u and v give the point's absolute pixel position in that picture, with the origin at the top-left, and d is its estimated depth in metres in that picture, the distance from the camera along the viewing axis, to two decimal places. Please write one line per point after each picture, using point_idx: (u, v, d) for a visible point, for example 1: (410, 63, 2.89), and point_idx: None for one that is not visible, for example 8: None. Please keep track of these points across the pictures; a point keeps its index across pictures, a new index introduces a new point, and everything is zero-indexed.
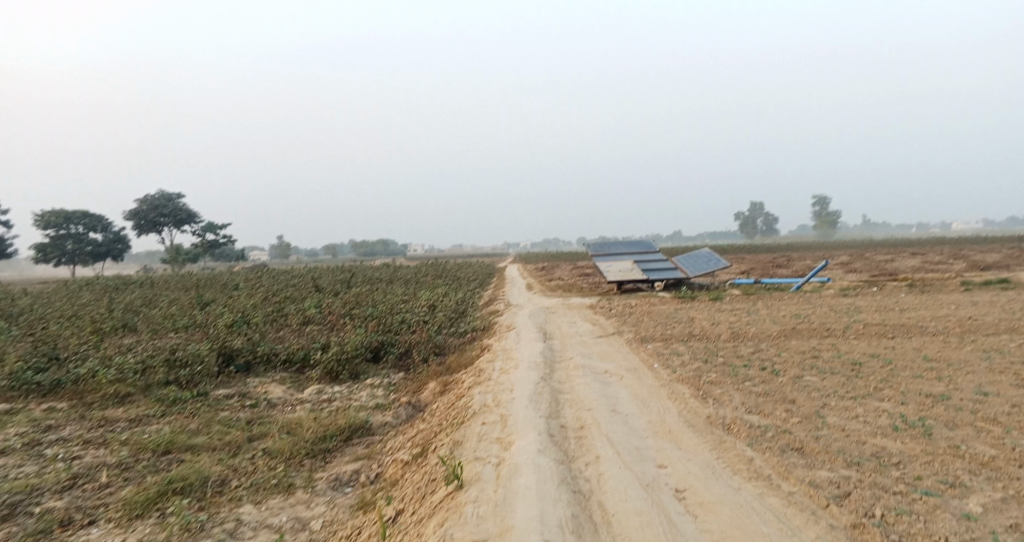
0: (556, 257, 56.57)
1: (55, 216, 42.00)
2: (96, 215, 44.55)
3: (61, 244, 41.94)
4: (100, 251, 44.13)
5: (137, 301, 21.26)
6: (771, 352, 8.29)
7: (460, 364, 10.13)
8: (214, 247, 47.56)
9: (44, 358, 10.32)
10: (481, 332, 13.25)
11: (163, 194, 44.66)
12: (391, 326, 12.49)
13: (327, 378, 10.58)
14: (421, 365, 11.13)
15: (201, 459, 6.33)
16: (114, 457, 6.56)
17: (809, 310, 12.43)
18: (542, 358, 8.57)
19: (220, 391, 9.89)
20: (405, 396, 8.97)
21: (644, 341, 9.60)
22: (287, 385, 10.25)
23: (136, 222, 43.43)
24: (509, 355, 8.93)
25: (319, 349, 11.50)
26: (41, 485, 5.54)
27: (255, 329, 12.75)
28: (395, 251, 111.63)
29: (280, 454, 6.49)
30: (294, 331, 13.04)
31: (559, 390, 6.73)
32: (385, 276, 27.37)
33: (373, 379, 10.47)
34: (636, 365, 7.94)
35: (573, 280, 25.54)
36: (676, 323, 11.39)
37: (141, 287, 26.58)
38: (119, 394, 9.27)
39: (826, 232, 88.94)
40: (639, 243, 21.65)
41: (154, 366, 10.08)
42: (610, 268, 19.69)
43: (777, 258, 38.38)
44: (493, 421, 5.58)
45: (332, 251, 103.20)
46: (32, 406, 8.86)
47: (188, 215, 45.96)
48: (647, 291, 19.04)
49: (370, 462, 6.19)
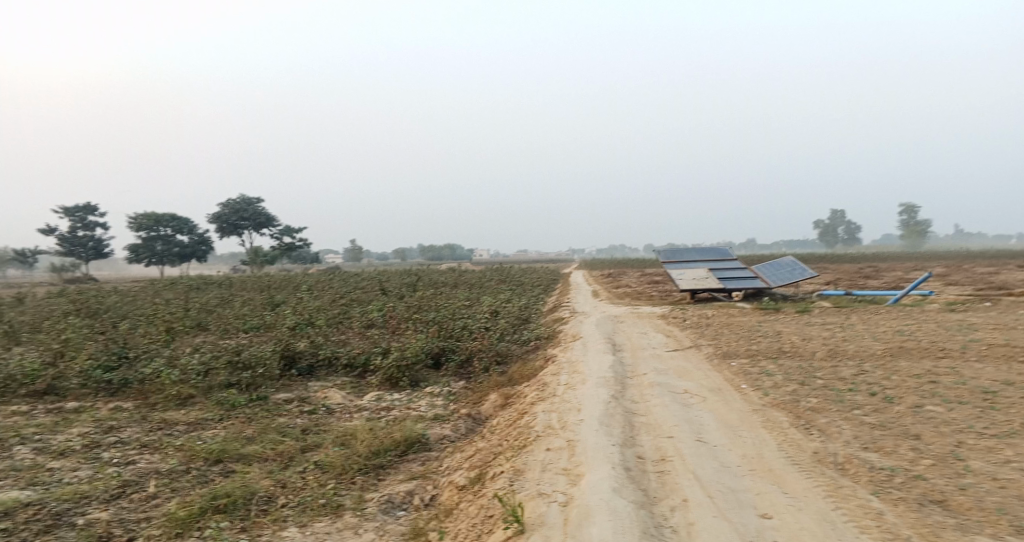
0: (624, 264, 55.48)
1: (147, 219, 44.54)
2: (184, 217, 46.92)
3: (152, 244, 44.39)
4: (187, 252, 46.43)
5: (212, 301, 21.88)
6: (878, 375, 7.25)
7: (523, 375, 9.54)
8: (290, 250, 49.23)
9: (114, 356, 10.45)
10: (545, 341, 12.59)
11: (244, 198, 46.56)
12: (453, 332, 12.06)
13: (386, 384, 10.23)
14: (483, 374, 10.61)
15: (251, 471, 6.02)
16: (167, 464, 6.34)
17: (913, 327, 11.09)
18: (612, 373, 7.85)
19: (280, 395, 9.71)
20: (464, 409, 8.46)
21: (726, 358, 8.70)
22: (346, 391, 9.98)
23: (219, 225, 45.48)
24: (576, 369, 8.26)
25: (379, 354, 11.19)
26: (89, 493, 5.27)
27: (318, 331, 12.63)
28: (461, 255, 112.70)
29: (331, 469, 6.09)
30: (357, 334, 12.83)
31: (634, 412, 6.02)
32: (449, 280, 27.21)
33: (433, 387, 10.04)
34: (720, 385, 7.11)
35: (642, 287, 24.51)
36: (760, 338, 10.38)
37: (219, 288, 27.52)
38: (182, 395, 9.20)
39: (915, 243, 83.07)
40: (715, 250, 20.44)
41: (217, 368, 10.04)
42: (683, 276, 18.64)
43: (861, 269, 35.87)
44: (560, 447, 4.95)
45: (400, 255, 105.23)
46: (99, 405, 8.89)
47: (266, 218, 47.68)
48: (724, 301, 17.87)
49: (425, 482, 5.68)
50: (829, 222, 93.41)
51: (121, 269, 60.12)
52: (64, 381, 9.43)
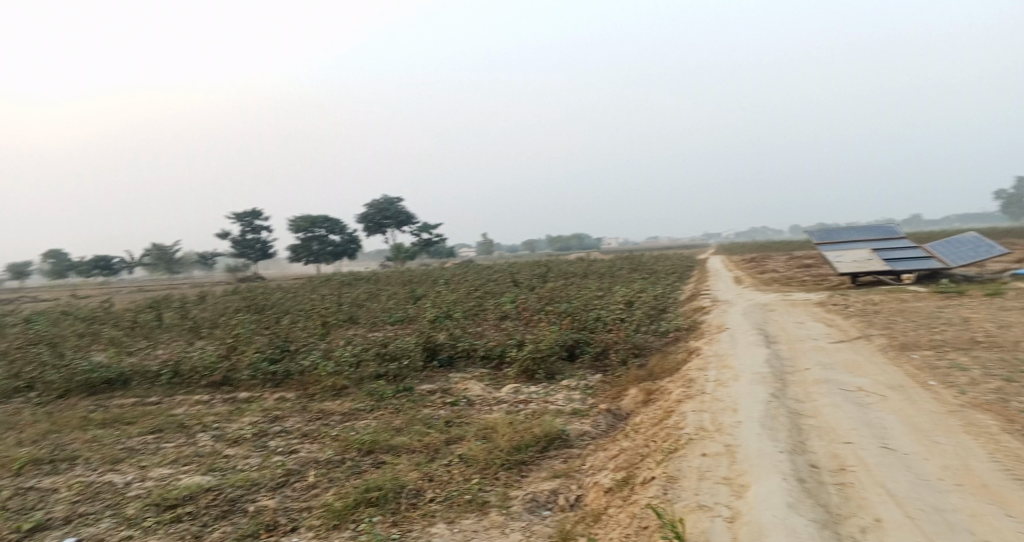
0: (766, 249, 52.08)
1: (304, 221, 48.80)
2: (335, 218, 50.82)
3: (309, 244, 48.60)
4: (339, 251, 50.24)
5: (361, 296, 23.36)
6: None
7: (664, 368, 9.06)
8: (428, 246, 51.62)
9: (277, 348, 11.39)
10: (686, 331, 11.92)
11: (387, 198, 49.43)
12: (587, 323, 11.80)
13: (523, 377, 10.20)
14: (621, 367, 10.24)
15: (400, 463, 6.18)
16: (324, 453, 6.71)
17: None
18: (767, 368, 7.17)
19: (423, 385, 10.03)
20: (604, 404, 8.18)
21: (904, 351, 7.62)
22: (485, 382, 10.08)
23: (365, 224, 48.72)
24: (725, 363, 7.65)
25: (515, 345, 11.20)
26: (259, 481, 5.67)
27: (456, 323, 12.93)
28: (590, 245, 111.90)
29: (474, 463, 6.09)
30: (492, 326, 12.98)
31: (799, 412, 5.41)
32: (581, 270, 26.93)
33: (570, 380, 9.85)
34: (900, 382, 6.21)
35: (791, 272, 22.61)
36: (944, 327, 9.02)
37: (367, 283, 29.42)
38: (336, 386, 9.79)
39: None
40: (878, 228, 18.31)
41: (366, 359, 10.60)
42: (841, 259, 16.90)
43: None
44: (718, 454, 4.53)
45: (530, 247, 106.60)
46: (267, 395, 9.70)
47: (406, 216, 50.33)
48: (891, 285, 15.93)
49: (568, 481, 5.48)
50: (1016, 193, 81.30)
51: (284, 268, 66.49)
52: (237, 372, 10.40)
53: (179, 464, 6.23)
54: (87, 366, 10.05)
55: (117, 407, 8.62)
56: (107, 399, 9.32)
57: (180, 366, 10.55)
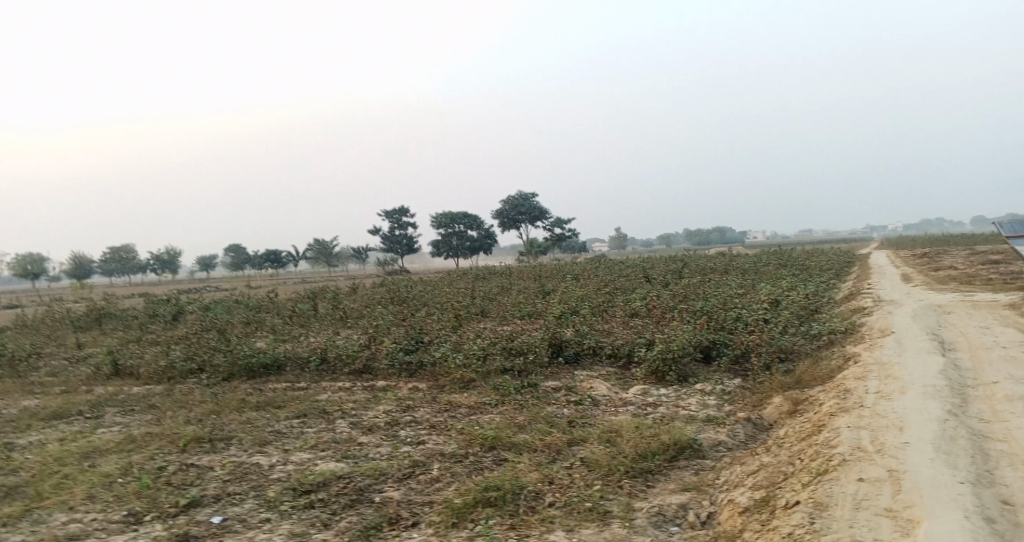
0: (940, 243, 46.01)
1: (444, 218, 50.92)
2: (473, 215, 52.50)
3: (449, 240, 50.66)
4: (476, 246, 51.83)
5: (495, 290, 23.84)
6: None
7: (813, 376, 8.17)
8: (561, 241, 51.68)
9: (412, 340, 11.86)
10: (840, 335, 10.72)
11: (521, 194, 50.13)
12: (725, 323, 11.01)
13: (652, 378, 9.72)
14: (762, 372, 9.41)
15: (522, 463, 6.09)
16: (449, 447, 6.79)
17: None
18: (943, 380, 6.16)
19: (549, 382, 9.91)
20: (742, 412, 7.53)
21: None
22: (612, 382, 9.74)
23: (500, 220, 49.77)
24: (889, 373, 6.69)
25: (645, 345, 10.72)
26: (386, 471, 5.84)
27: (584, 320, 12.68)
28: (731, 239, 105.99)
29: (598, 468, 5.83)
30: (622, 323, 12.56)
31: (985, 434, 4.54)
32: (721, 266, 25.45)
33: (704, 384, 9.22)
34: None
35: (974, 269, 19.67)
36: None
37: (501, 277, 29.98)
38: (465, 378, 9.96)
39: None
40: None
41: (494, 354, 10.70)
42: None
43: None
44: (879, 480, 3.90)
45: (666, 241, 103.21)
46: (401, 385, 10.10)
47: (540, 212, 50.75)
48: None
49: (699, 496, 5.05)
50: None
51: (426, 262, 69.99)
52: (375, 361, 10.96)
53: (318, 449, 6.62)
54: (248, 351, 11.10)
55: (271, 391, 9.40)
56: (263, 383, 10.22)
57: (326, 354, 11.32)
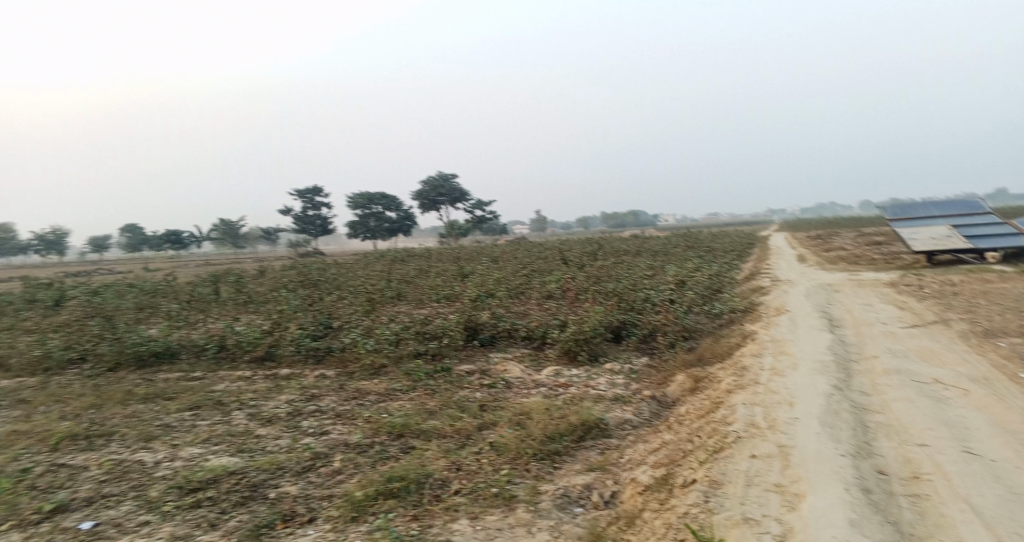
0: (832, 226, 49.53)
1: (361, 198, 49.44)
2: (390, 195, 51.35)
3: (365, 221, 49.29)
4: (394, 227, 50.77)
5: (412, 272, 23.39)
6: None
7: (715, 353, 8.49)
8: (481, 223, 51.51)
9: (321, 325, 11.39)
10: (741, 314, 11.23)
11: (441, 175, 49.40)
12: (635, 304, 11.27)
13: (564, 358, 9.82)
14: (669, 351, 9.71)
15: (429, 449, 5.95)
16: (354, 436, 6.55)
17: None
18: (830, 356, 6.53)
19: (462, 366, 9.80)
20: (648, 390, 7.72)
21: (989, 339, 6.82)
22: (526, 364, 9.76)
23: (419, 201, 48.91)
24: (783, 350, 7.04)
25: (559, 326, 10.79)
26: (284, 465, 5.53)
27: (500, 302, 12.64)
28: (646, 222, 109.66)
29: (505, 452, 5.79)
30: (537, 305, 12.61)
31: (864, 407, 4.83)
32: (634, 248, 26.16)
33: (614, 364, 9.40)
34: (985, 374, 5.50)
35: (860, 250, 21.23)
36: None
37: (419, 259, 29.46)
38: (375, 364, 9.67)
39: None
40: (960, 203, 16.83)
41: (406, 338, 10.45)
42: (917, 236, 15.66)
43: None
44: (769, 455, 4.05)
45: (584, 223, 105.19)
46: (307, 372, 9.68)
47: (460, 193, 50.29)
48: (973, 265, 14.63)
49: (603, 476, 5.10)
50: None
51: (343, 244, 67.93)
52: (280, 348, 10.44)
53: (210, 443, 6.20)
54: (138, 339, 10.29)
55: (162, 382, 8.74)
56: (154, 373, 9.49)
57: (226, 341, 10.67)
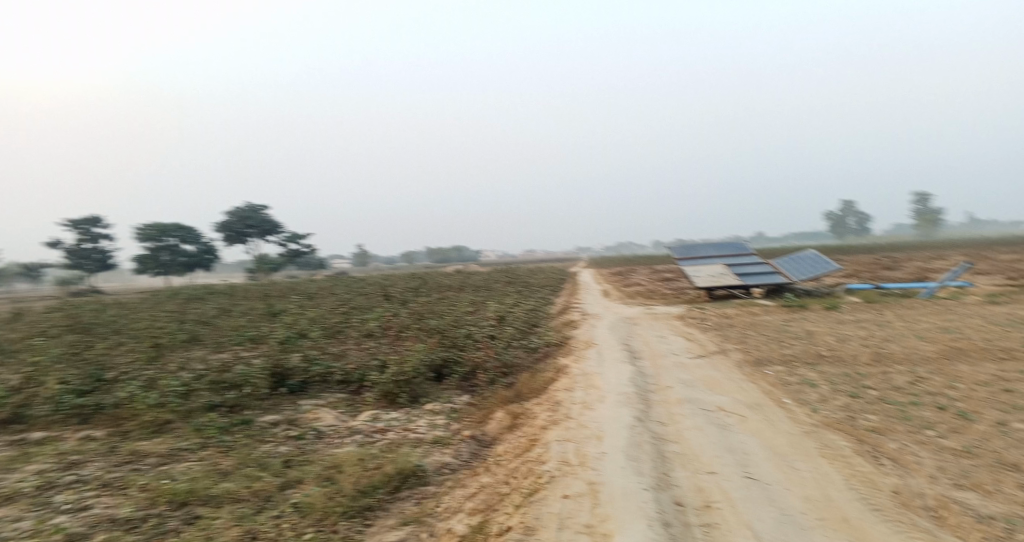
0: (632, 263, 54.76)
1: (153, 229, 44.00)
2: (189, 226, 46.42)
3: (158, 254, 43.87)
4: (193, 262, 45.84)
5: (211, 312, 21.10)
6: (938, 382, 6.32)
7: (531, 389, 8.67)
8: (296, 257, 48.67)
9: (89, 378, 9.67)
10: (555, 348, 11.70)
11: (249, 205, 45.94)
12: (456, 342, 11.20)
13: (383, 401, 9.36)
14: (488, 388, 9.73)
15: (220, 518, 5.20)
16: (125, 511, 5.53)
17: (958, 323, 10.12)
18: (632, 387, 6.96)
19: (266, 417, 8.88)
20: (468, 431, 7.60)
21: (758, 367, 7.79)
22: (340, 410, 9.13)
23: (224, 233, 44.85)
24: (592, 383, 7.37)
25: (377, 367, 10.30)
26: None
27: (312, 343, 11.80)
28: (469, 257, 112.16)
29: (311, 512, 5.26)
30: (354, 345, 11.98)
31: (663, 438, 5.16)
32: (455, 284, 26.35)
33: (434, 404, 9.16)
34: (757, 400, 6.22)
35: (655, 286, 23.59)
36: (791, 341, 9.46)
37: (221, 297, 26.74)
38: (158, 421, 8.39)
39: (927, 231, 81.78)
40: (731, 245, 19.49)
41: (199, 389, 9.26)
42: (699, 274, 17.78)
43: (879, 259, 34.84)
44: (580, 494, 4.10)
45: (407, 258, 104.51)
46: (67, 435, 8.09)
47: (272, 225, 47.07)
48: (743, 298, 16.94)
49: (418, 530, 4.82)
50: (840, 213, 92.55)
51: (129, 280, 59.73)
52: (30, 408, 8.63)
53: None
54: None
55: None
56: None
57: None
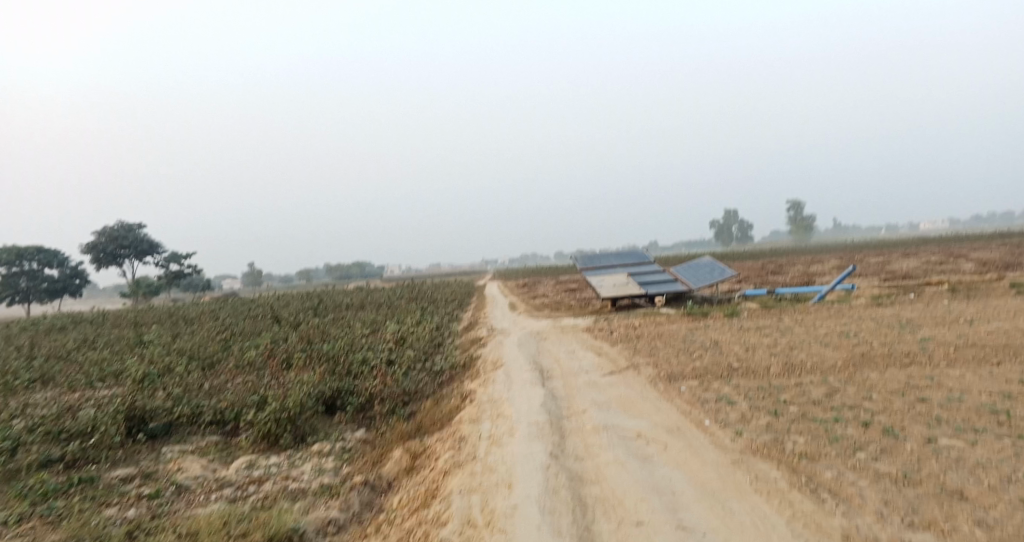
0: (536, 274, 55.01)
1: (6, 253, 38.82)
2: (51, 249, 41.48)
3: (14, 281, 38.81)
4: (57, 288, 40.87)
5: (68, 344, 18.47)
6: (854, 394, 6.15)
7: (433, 420, 7.81)
8: (179, 278, 44.68)
9: None
10: (460, 369, 10.89)
11: (123, 224, 41.70)
12: (350, 368, 10.09)
13: (263, 444, 8.14)
14: (386, 420, 8.73)
15: None
16: None
17: (854, 327, 10.33)
18: (544, 415, 6.27)
19: (115, 472, 7.45)
20: (360, 475, 6.64)
21: (673, 382, 7.41)
22: (209, 458, 7.85)
23: (94, 255, 40.41)
24: (499, 412, 6.64)
25: (256, 404, 8.99)
26: None
27: (179, 378, 10.25)
28: (372, 273, 109.04)
29: None
30: (231, 378, 10.54)
31: (581, 478, 4.52)
32: (355, 301, 24.87)
33: (322, 444, 8.06)
34: (677, 422, 5.73)
35: (561, 297, 23.39)
36: (700, 352, 9.20)
37: (86, 327, 23.70)
38: None
39: (802, 236, 88.55)
40: (633, 253, 19.54)
41: (28, 443, 7.65)
42: (603, 284, 17.67)
43: (766, 265, 36.96)
44: None
45: (306, 276, 99.86)
46: None
47: (149, 246, 42.96)
48: (647, 307, 16.95)
49: None
50: (727, 222, 98.51)
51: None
52: None
53: None
54: None
55: None
56: None
57: None
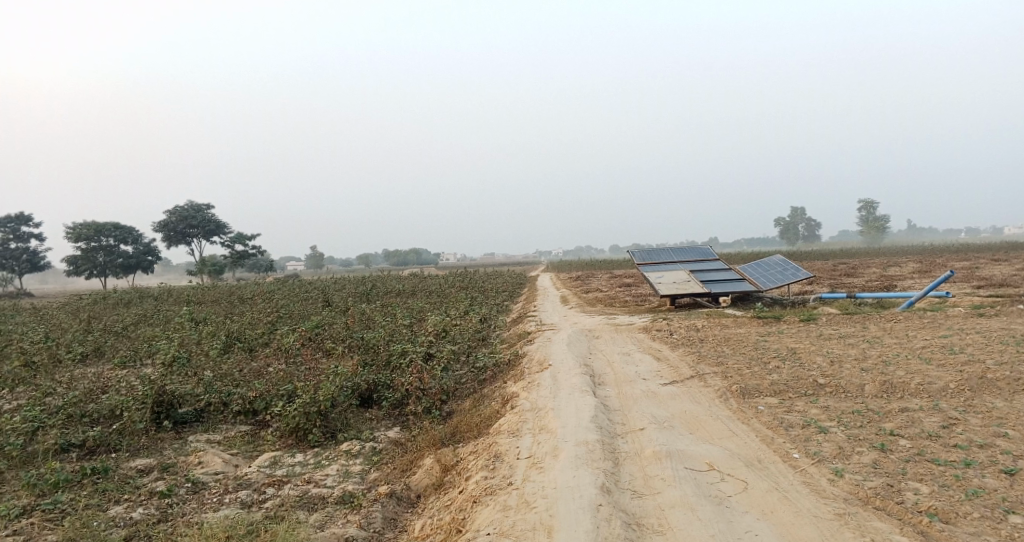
0: (591, 266, 53.92)
1: (87, 229, 40.57)
2: (126, 226, 43.06)
3: (92, 256, 40.51)
4: (131, 264, 42.47)
5: (128, 319, 18.74)
6: (982, 428, 4.97)
7: (470, 424, 7.02)
8: (242, 259, 45.75)
9: None
10: (505, 366, 10.09)
11: (193, 204, 42.89)
12: (388, 360, 9.42)
13: (290, 439, 7.57)
14: (422, 420, 8.00)
15: None
16: None
17: (960, 341, 8.91)
18: (594, 432, 5.37)
19: (136, 462, 7.01)
20: (385, 484, 5.94)
21: (747, 399, 6.36)
22: (233, 451, 7.31)
23: (165, 234, 41.81)
24: (544, 425, 5.78)
25: (287, 394, 8.42)
26: None
27: (216, 362, 9.85)
28: (428, 260, 110.14)
29: None
30: (268, 364, 10.06)
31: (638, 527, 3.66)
32: (408, 288, 24.48)
33: (351, 443, 7.41)
34: (757, 453, 4.74)
35: (616, 292, 22.25)
36: (776, 362, 8.07)
37: (150, 302, 24.20)
38: None
39: (875, 237, 83.54)
40: (697, 249, 18.26)
41: (51, 425, 7.29)
42: (662, 280, 16.52)
43: (838, 267, 34.61)
44: None
45: (364, 261, 101.67)
46: None
47: (216, 226, 44.07)
48: (709, 307, 15.73)
49: None
50: (793, 220, 94.13)
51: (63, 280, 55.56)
52: None
53: None
54: None
55: None
56: None
57: None
